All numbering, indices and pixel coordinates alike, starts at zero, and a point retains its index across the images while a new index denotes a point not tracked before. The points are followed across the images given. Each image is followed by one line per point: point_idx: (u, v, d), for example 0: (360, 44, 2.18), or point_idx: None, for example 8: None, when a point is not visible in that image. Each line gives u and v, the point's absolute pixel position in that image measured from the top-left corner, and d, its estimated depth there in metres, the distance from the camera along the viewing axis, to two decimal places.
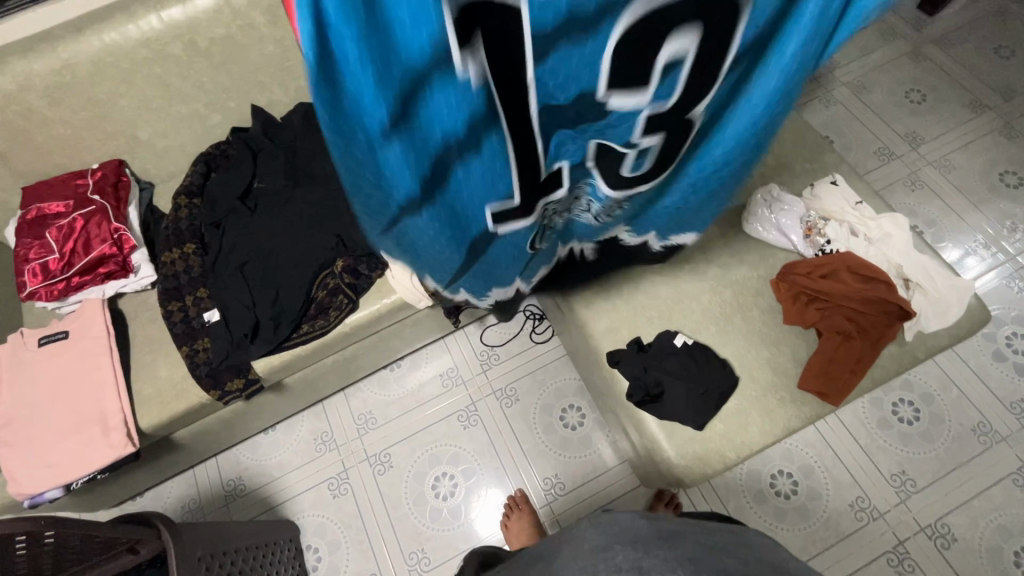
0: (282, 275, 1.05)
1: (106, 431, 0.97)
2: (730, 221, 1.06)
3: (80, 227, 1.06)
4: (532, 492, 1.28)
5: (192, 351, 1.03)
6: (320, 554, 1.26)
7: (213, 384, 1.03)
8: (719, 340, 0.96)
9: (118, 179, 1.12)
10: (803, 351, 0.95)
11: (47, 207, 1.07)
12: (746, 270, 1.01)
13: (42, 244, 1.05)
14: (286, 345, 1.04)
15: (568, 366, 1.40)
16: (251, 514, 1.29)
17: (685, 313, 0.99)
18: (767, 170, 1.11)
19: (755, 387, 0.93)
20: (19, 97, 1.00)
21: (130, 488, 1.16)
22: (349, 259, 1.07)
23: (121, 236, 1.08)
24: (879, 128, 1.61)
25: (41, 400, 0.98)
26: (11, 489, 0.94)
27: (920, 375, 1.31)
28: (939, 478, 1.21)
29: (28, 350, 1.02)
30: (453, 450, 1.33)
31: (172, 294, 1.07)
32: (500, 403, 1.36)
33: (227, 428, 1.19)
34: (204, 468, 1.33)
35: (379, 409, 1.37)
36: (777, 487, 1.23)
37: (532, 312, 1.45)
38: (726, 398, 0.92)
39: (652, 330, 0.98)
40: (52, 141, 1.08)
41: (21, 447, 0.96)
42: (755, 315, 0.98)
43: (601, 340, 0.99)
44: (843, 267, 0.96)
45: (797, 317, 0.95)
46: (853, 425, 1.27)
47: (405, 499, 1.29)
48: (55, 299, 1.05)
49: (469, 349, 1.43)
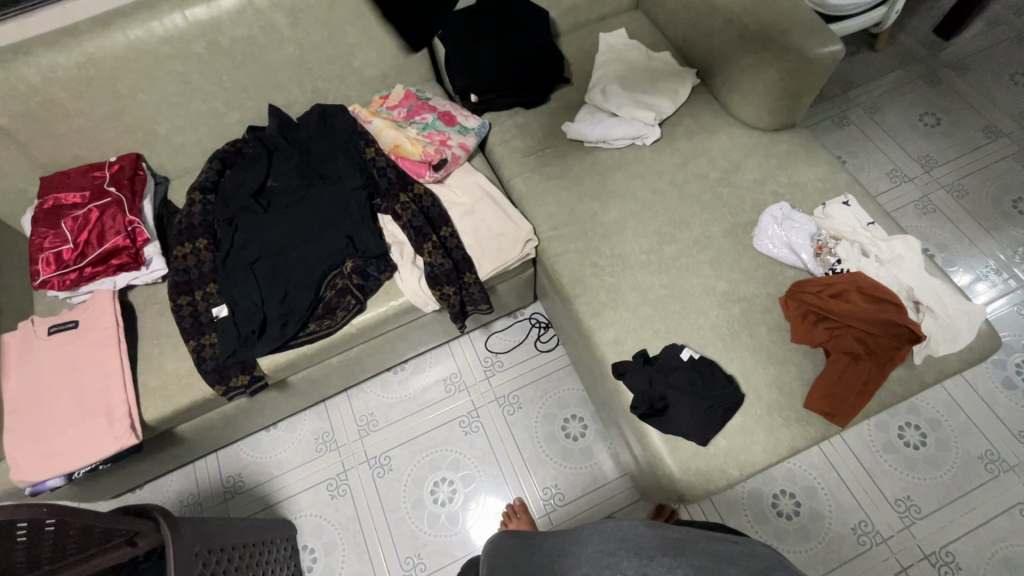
0: (292, 273, 1.06)
1: (110, 422, 0.97)
2: (740, 237, 1.06)
3: (95, 219, 1.07)
4: (531, 501, 1.27)
5: (198, 346, 1.04)
6: (316, 555, 1.25)
7: (219, 378, 1.03)
8: (726, 356, 0.96)
9: (135, 173, 1.14)
10: (810, 371, 0.94)
11: (64, 198, 1.09)
12: (754, 287, 1.01)
13: (57, 234, 1.06)
14: (292, 344, 1.04)
15: (572, 375, 1.40)
16: (248, 512, 1.28)
17: (692, 327, 0.99)
18: (779, 189, 1.11)
19: (760, 406, 0.92)
20: (42, 89, 1.02)
21: (129, 481, 1.16)
22: (358, 260, 1.08)
23: (135, 228, 1.09)
24: (892, 150, 1.61)
25: (48, 389, 0.99)
26: (13, 476, 0.95)
27: (927, 400, 1.30)
28: (945, 505, 1.20)
29: (38, 338, 1.03)
30: (454, 455, 1.32)
31: (182, 289, 1.08)
32: (502, 410, 1.36)
33: (228, 424, 1.19)
34: (205, 463, 1.33)
35: (382, 412, 1.37)
36: (779, 507, 1.21)
37: (538, 321, 1.45)
38: (730, 414, 0.91)
39: (658, 343, 0.98)
40: (72, 133, 1.10)
41: (25, 433, 0.96)
42: (763, 332, 0.97)
43: (606, 351, 0.99)
44: (854, 288, 0.96)
45: (806, 335, 0.94)
46: (858, 447, 1.26)
47: (404, 503, 1.28)
48: (67, 289, 1.06)
49: (473, 355, 1.42)
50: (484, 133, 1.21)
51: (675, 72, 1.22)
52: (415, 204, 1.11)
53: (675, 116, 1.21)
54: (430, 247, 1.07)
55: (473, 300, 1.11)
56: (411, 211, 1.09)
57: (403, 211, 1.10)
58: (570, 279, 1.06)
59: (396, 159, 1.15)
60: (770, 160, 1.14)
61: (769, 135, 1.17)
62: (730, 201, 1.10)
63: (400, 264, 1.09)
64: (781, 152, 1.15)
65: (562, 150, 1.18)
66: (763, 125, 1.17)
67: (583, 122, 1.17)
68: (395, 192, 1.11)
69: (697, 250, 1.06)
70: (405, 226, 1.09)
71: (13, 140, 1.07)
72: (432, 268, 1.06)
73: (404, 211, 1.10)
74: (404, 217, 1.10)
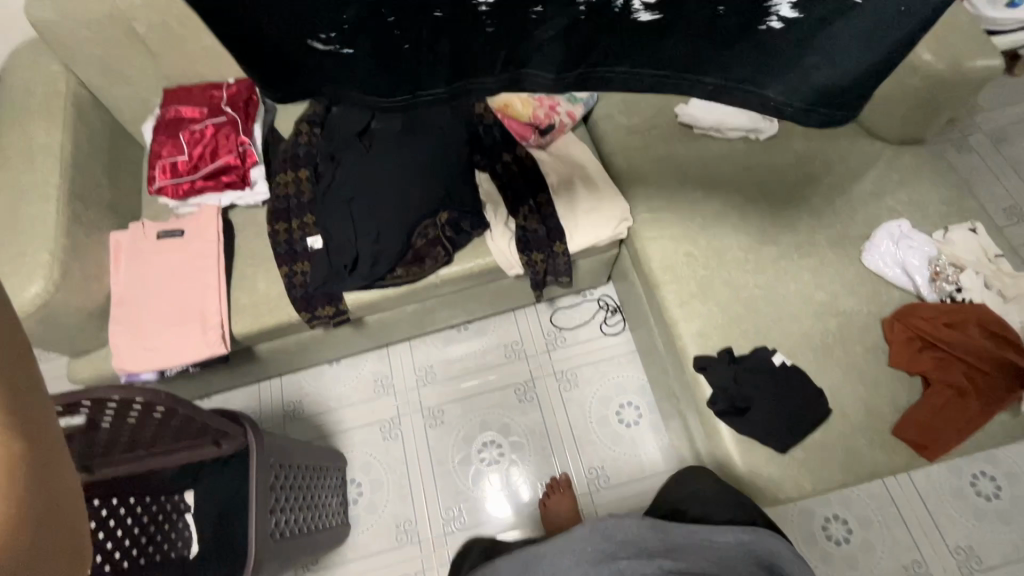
0: (387, 214, 1.05)
1: (204, 329, 1.03)
2: (847, 249, 1.01)
3: (211, 135, 1.11)
4: (575, 478, 1.28)
5: (290, 272, 1.08)
6: (362, 490, 1.30)
7: (306, 305, 1.07)
8: (816, 368, 0.93)
9: (250, 96, 1.16)
10: (904, 398, 0.90)
11: (184, 111, 1.13)
12: (855, 302, 0.97)
13: (175, 144, 1.11)
14: (378, 284, 1.07)
15: (632, 363, 1.38)
16: (304, 437, 1.34)
17: (784, 333, 0.96)
18: (896, 206, 1.05)
19: (846, 425, 0.89)
20: (180, 2, 1.05)
21: (205, 388, 1.23)
22: (453, 214, 1.08)
23: (245, 149, 1.12)
24: (1014, 185, 1.49)
25: (151, 289, 1.05)
26: (114, 364, 1.02)
27: (1008, 453, 1.23)
28: (1010, 563, 1.14)
29: (146, 240, 1.09)
30: (505, 420, 1.34)
31: (281, 215, 1.12)
32: (559, 385, 1.37)
33: (301, 351, 1.23)
34: (269, 384, 1.39)
35: (441, 366, 1.40)
36: (829, 532, 1.18)
37: (607, 303, 1.43)
38: (815, 427, 0.88)
39: (745, 344, 0.95)
40: (198, 50, 1.14)
41: (128, 327, 1.03)
42: (858, 350, 0.93)
43: (688, 343, 0.97)
44: (971, 320, 0.90)
45: (906, 361, 0.90)
46: (924, 486, 1.21)
47: (451, 456, 1.31)
48: (178, 198, 1.12)
49: (536, 326, 1.43)
50: (591, 105, 1.19)
51: None
52: (517, 166, 1.11)
53: None
54: (527, 211, 1.08)
55: (557, 272, 1.11)
56: (511, 174, 1.11)
57: (504, 172, 1.11)
58: (661, 265, 1.03)
59: (502, 118, 1.15)
60: (890, 173, 1.08)
61: (893, 148, 1.11)
62: (841, 211, 1.05)
63: (492, 224, 1.08)
64: (903, 167, 1.08)
65: (668, 133, 1.15)
66: (889, 134, 1.10)
67: (699, 106, 1.13)
68: (499, 152, 1.12)
69: (799, 256, 1.01)
70: (502, 189, 1.11)
71: (146, 49, 1.12)
72: (525, 233, 1.07)
73: (505, 172, 1.11)
74: (504, 178, 1.11)
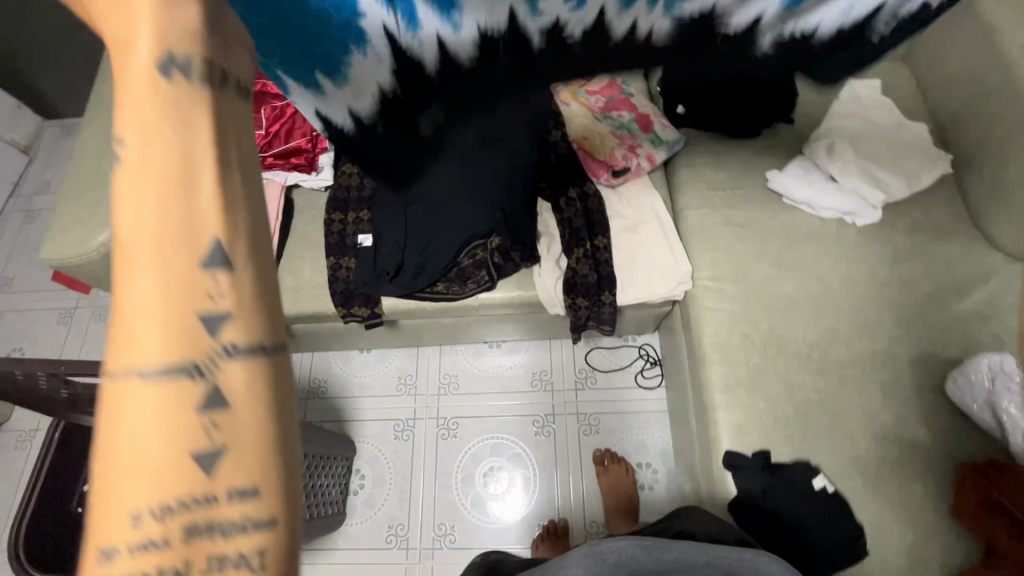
0: (437, 227, 1.01)
1: None
2: (931, 372, 0.89)
3: (290, 115, 1.14)
4: (573, 526, 1.24)
5: (336, 265, 1.08)
6: (364, 482, 1.31)
7: (346, 301, 1.07)
8: (862, 499, 0.83)
9: None
10: (959, 559, 0.79)
11: (270, 86, 1.16)
12: (926, 435, 0.85)
13: (256, 118, 1.14)
14: (417, 295, 1.05)
15: (661, 423, 1.30)
16: (322, 417, 1.37)
17: (833, 450, 0.86)
18: (1004, 334, 0.91)
19: (880, 571, 0.79)
20: None
21: None
22: (506, 241, 1.01)
23: (316, 135, 1.13)
24: None
25: None
26: None
27: None
28: None
29: None
30: (517, 449, 1.31)
31: (339, 206, 1.11)
32: (579, 427, 1.31)
33: (334, 337, 1.25)
34: (301, 358, 1.43)
35: (465, 378, 1.38)
36: None
37: (647, 354, 1.35)
38: (843, 564, 0.79)
39: (786, 451, 0.87)
40: None
41: None
42: (916, 491, 0.83)
43: (723, 434, 0.90)
44: None
45: (974, 522, 0.78)
46: None
47: (455, 472, 1.30)
48: None
49: (570, 360, 1.38)
50: (675, 150, 1.10)
51: (926, 150, 1.01)
52: (581, 204, 1.06)
53: (903, 203, 1.01)
54: (581, 254, 1.02)
55: (600, 320, 1.05)
56: (575, 211, 1.05)
57: (567, 207, 1.05)
58: (712, 342, 0.95)
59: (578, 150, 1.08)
60: (1006, 294, 0.93)
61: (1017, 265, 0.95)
62: (934, 326, 0.92)
63: (543, 259, 1.05)
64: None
65: (753, 197, 1.05)
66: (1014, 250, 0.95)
67: (795, 177, 1.01)
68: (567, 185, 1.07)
69: (871, 367, 0.90)
70: (562, 223, 1.05)
71: None
72: (574, 275, 1.02)
73: (567, 208, 1.05)
74: (565, 214, 1.05)
